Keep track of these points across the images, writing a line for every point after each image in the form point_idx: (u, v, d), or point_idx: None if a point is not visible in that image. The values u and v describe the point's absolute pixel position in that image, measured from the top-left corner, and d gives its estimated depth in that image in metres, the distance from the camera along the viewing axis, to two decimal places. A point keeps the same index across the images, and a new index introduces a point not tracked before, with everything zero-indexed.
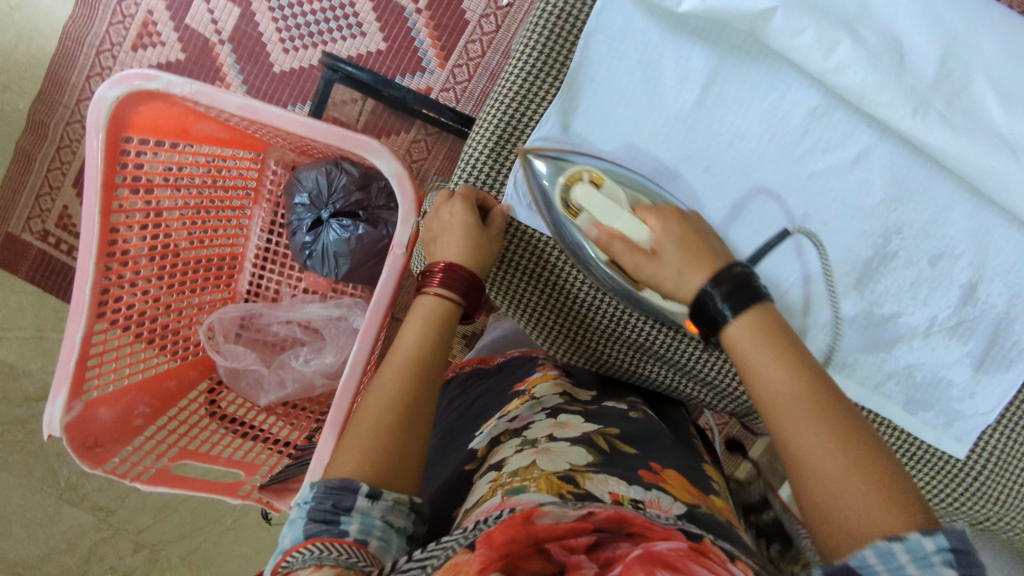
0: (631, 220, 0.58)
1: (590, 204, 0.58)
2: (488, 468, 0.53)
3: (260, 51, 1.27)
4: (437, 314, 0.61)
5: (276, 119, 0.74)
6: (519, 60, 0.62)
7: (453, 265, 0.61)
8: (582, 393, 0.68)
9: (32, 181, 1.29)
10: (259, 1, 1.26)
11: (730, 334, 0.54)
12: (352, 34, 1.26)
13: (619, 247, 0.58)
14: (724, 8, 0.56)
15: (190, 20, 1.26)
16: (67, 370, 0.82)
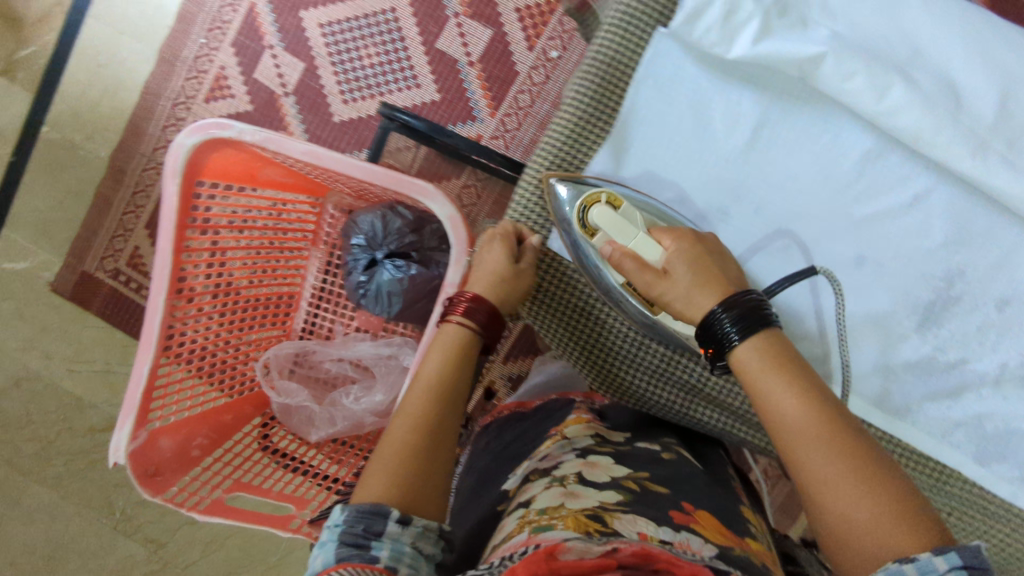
0: (645, 239, 0.61)
1: (608, 220, 0.61)
2: (519, 506, 0.54)
3: (321, 102, 1.35)
4: (457, 341, 0.64)
5: (339, 164, 0.78)
6: (570, 107, 0.64)
7: (478, 296, 0.65)
8: (615, 433, 0.68)
9: (109, 224, 1.38)
10: (321, 57, 1.34)
11: (737, 355, 0.55)
12: (408, 86, 1.33)
13: (632, 264, 0.60)
14: (775, 54, 0.57)
15: (259, 74, 1.35)
16: (133, 401, 0.86)
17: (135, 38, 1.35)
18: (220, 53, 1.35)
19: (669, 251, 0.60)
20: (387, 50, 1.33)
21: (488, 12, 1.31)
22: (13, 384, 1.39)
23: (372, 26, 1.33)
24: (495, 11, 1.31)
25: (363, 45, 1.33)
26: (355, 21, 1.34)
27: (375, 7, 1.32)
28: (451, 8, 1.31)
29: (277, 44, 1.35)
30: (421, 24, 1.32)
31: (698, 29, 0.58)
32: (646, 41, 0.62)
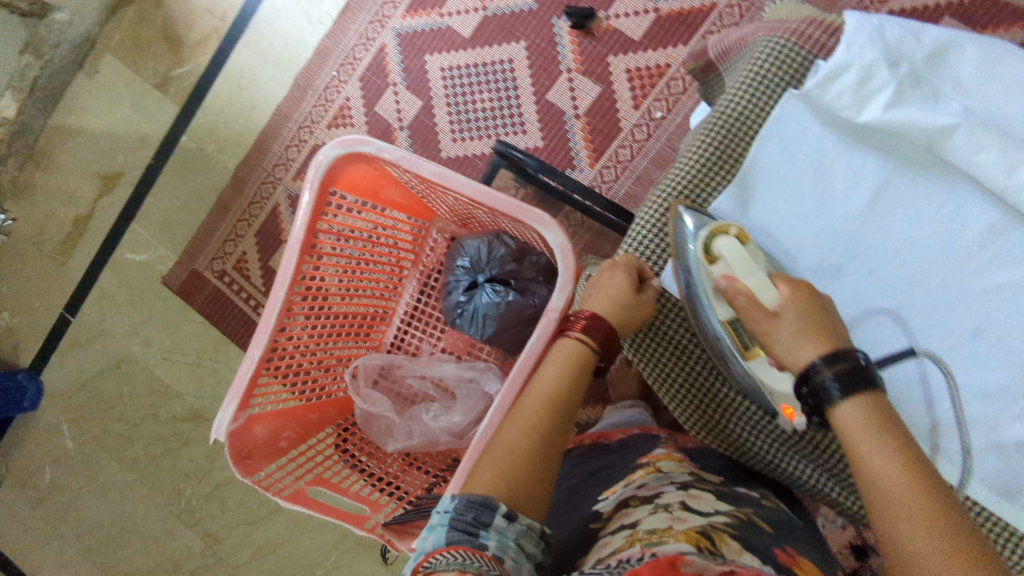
0: (765, 280, 0.62)
1: (732, 253, 0.63)
2: (623, 526, 0.57)
3: (432, 138, 1.45)
4: (577, 356, 0.68)
5: (463, 187, 0.83)
6: (692, 155, 0.68)
7: (596, 314, 0.68)
8: (710, 475, 0.68)
9: (224, 228, 1.50)
10: (438, 97, 1.45)
11: (838, 412, 0.55)
12: (515, 131, 1.41)
13: (744, 302, 0.61)
14: (906, 123, 0.60)
15: (379, 108, 1.47)
16: (240, 387, 0.92)
17: (275, 65, 1.49)
18: (348, 86, 1.48)
19: (784, 295, 0.61)
20: (499, 97, 1.42)
21: (599, 71, 1.38)
22: (113, 365, 1.50)
23: (489, 74, 1.42)
24: (605, 70, 1.38)
25: (478, 90, 1.43)
26: (474, 68, 1.44)
27: (494, 57, 1.42)
28: (565, 64, 1.39)
29: (400, 82, 1.46)
30: (535, 75, 1.40)
31: (830, 92, 0.62)
32: (776, 100, 0.65)
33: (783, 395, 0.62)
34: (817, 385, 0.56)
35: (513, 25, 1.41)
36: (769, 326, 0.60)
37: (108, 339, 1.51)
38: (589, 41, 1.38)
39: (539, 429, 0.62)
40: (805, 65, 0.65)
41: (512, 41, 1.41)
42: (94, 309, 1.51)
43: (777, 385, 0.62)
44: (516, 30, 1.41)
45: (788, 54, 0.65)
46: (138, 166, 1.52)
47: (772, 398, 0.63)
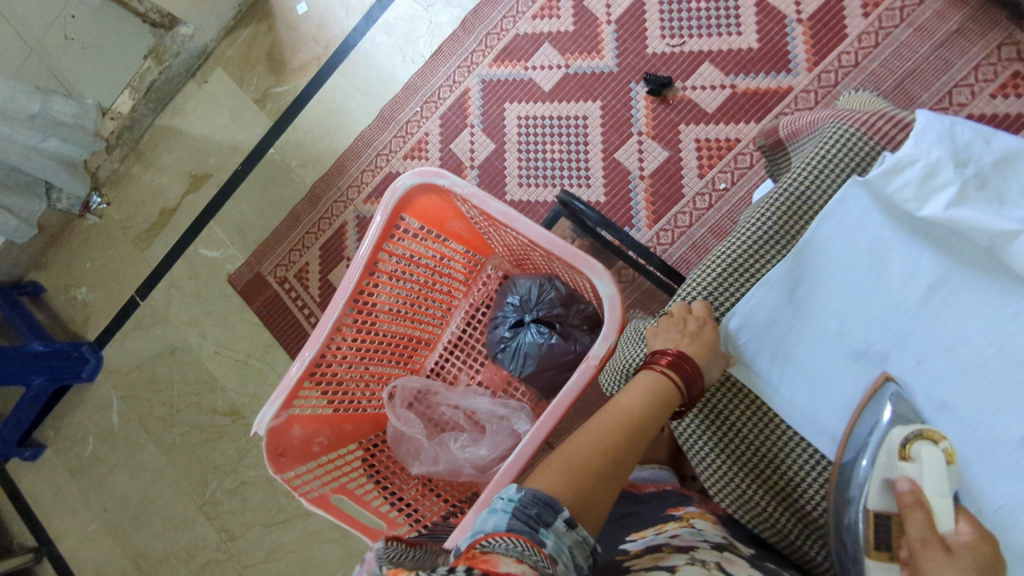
0: (952, 511, 0.50)
1: (931, 464, 0.52)
2: (657, 567, 0.55)
3: (500, 180, 1.51)
4: (661, 392, 0.61)
5: (525, 229, 0.87)
6: (754, 225, 0.69)
7: (683, 354, 0.60)
8: (744, 546, 0.66)
9: (293, 237, 1.58)
10: (511, 143, 1.51)
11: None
12: (579, 184, 1.46)
13: (914, 513, 0.51)
14: (964, 221, 0.61)
15: (454, 146, 1.55)
16: (287, 387, 0.97)
17: (366, 96, 1.60)
18: (428, 122, 1.56)
19: (961, 537, 0.49)
20: (569, 150, 1.47)
21: (670, 137, 1.42)
22: (169, 351, 1.59)
23: (563, 127, 1.48)
24: (675, 137, 1.41)
25: (550, 141, 1.49)
26: (549, 119, 1.50)
27: (570, 112, 1.48)
28: (637, 126, 1.43)
29: (477, 124, 1.54)
30: (606, 134, 1.45)
31: (895, 181, 0.63)
32: (840, 184, 0.67)
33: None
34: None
35: (593, 84, 1.47)
36: (935, 551, 0.48)
37: (168, 326, 1.60)
38: (664, 108, 1.42)
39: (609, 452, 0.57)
40: (871, 154, 0.67)
41: (589, 100, 1.47)
42: (162, 296, 1.61)
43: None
44: (595, 89, 1.47)
45: (857, 142, 0.67)
46: (225, 171, 1.63)
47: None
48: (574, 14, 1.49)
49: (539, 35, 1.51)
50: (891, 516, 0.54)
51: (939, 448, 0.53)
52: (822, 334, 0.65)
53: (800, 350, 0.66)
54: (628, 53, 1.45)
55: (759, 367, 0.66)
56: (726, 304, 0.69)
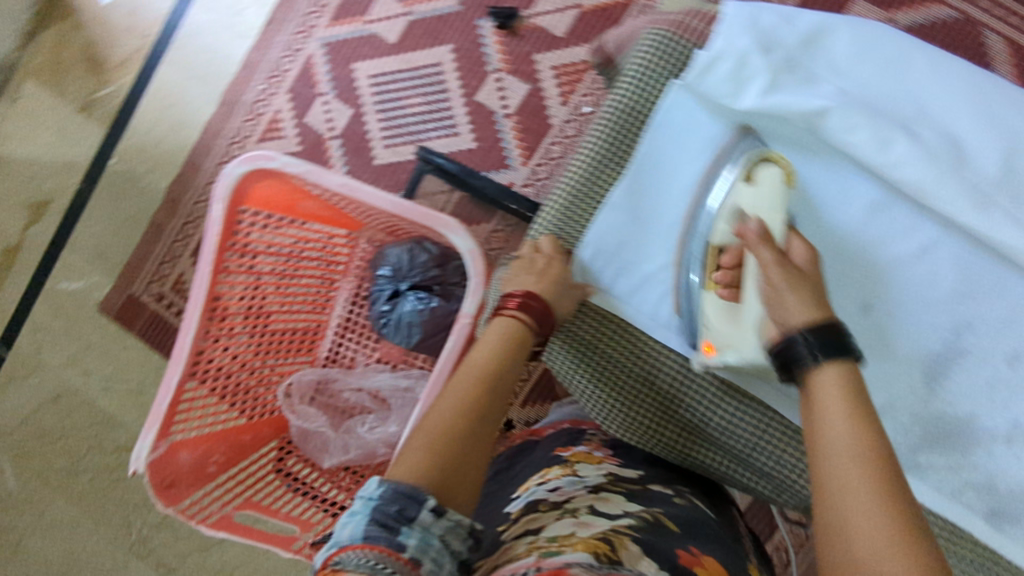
0: (782, 225, 0.57)
1: (768, 184, 0.59)
2: (525, 531, 0.57)
3: (365, 146, 1.40)
4: (514, 338, 0.58)
5: (373, 199, 0.82)
6: (585, 151, 0.67)
7: (530, 292, 0.59)
8: (628, 471, 0.69)
9: (159, 249, 1.39)
10: (368, 105, 1.41)
11: (815, 371, 0.48)
12: (446, 134, 1.38)
13: (752, 238, 0.56)
14: (785, 107, 0.59)
15: (309, 119, 1.42)
16: (158, 414, 0.89)
17: (204, 83, 1.44)
18: (276, 99, 1.42)
19: (793, 248, 0.56)
20: (429, 101, 1.39)
21: (526, 69, 1.37)
22: (53, 398, 1.37)
23: (418, 78, 1.40)
24: (532, 68, 1.37)
25: (408, 94, 1.40)
26: (402, 73, 1.41)
27: (422, 60, 1.41)
28: (492, 64, 1.38)
29: (329, 92, 1.42)
30: (463, 77, 1.39)
31: (709, 81, 0.61)
32: (661, 91, 0.66)
33: (717, 332, 0.59)
34: (788, 332, 0.50)
35: (439, 29, 1.41)
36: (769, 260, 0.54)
37: (46, 371, 1.39)
38: (515, 41, 1.38)
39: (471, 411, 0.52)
40: (686, 53, 0.66)
41: (439, 45, 1.40)
42: (28, 343, 1.39)
43: (718, 325, 0.59)
44: (443, 34, 1.40)
45: (670, 47, 0.66)
46: (67, 193, 1.43)
47: (705, 327, 0.61)
48: None
49: None
50: (731, 245, 0.59)
51: (777, 167, 0.60)
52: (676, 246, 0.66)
53: (653, 265, 0.66)
54: None
55: (620, 290, 0.66)
56: (577, 234, 0.66)
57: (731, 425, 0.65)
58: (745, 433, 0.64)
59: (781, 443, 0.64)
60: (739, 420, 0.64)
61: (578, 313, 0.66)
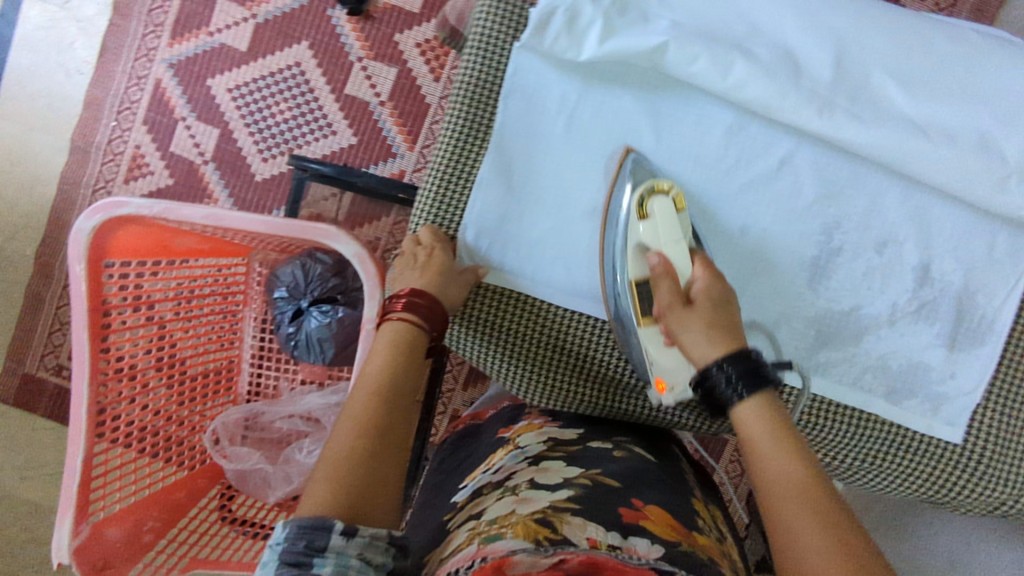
0: (686, 256, 0.59)
1: (663, 217, 0.59)
2: (468, 518, 0.55)
3: (242, 164, 1.25)
4: (407, 340, 0.57)
5: (237, 222, 0.77)
6: (448, 129, 0.65)
7: (417, 291, 0.58)
8: (568, 433, 0.67)
9: (43, 324, 1.22)
10: (235, 119, 1.25)
11: (739, 405, 0.52)
12: (324, 134, 1.25)
13: (663, 280, 0.58)
14: (623, 51, 0.59)
15: (174, 147, 1.25)
16: (70, 496, 0.80)
17: (44, 131, 1.24)
18: (133, 131, 1.25)
19: (699, 279, 0.58)
20: (297, 101, 1.25)
21: (390, 51, 1.26)
22: None
23: (281, 84, 1.25)
24: (395, 49, 1.25)
25: (276, 102, 1.25)
26: (263, 80, 1.26)
27: (281, 63, 1.25)
28: (353, 53, 1.25)
29: (188, 113, 1.25)
30: (326, 73, 1.25)
31: (547, 39, 0.60)
32: (506, 57, 0.63)
33: (663, 367, 0.59)
34: (706, 368, 0.54)
35: (288, 25, 1.25)
36: (681, 309, 0.56)
37: None
38: (369, 24, 1.25)
39: (373, 426, 0.51)
40: (523, 14, 0.63)
41: (298, 42, 1.25)
42: None
43: (660, 359, 0.59)
44: (294, 30, 1.25)
45: (504, 11, 0.63)
46: None
47: (651, 366, 0.60)
48: None
49: None
50: (648, 281, 0.59)
51: (668, 195, 0.60)
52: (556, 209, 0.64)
53: (540, 232, 0.65)
54: None
55: (509, 264, 0.65)
56: (456, 217, 0.65)
57: (642, 366, 0.67)
58: None
59: None
60: None
61: (474, 295, 0.65)
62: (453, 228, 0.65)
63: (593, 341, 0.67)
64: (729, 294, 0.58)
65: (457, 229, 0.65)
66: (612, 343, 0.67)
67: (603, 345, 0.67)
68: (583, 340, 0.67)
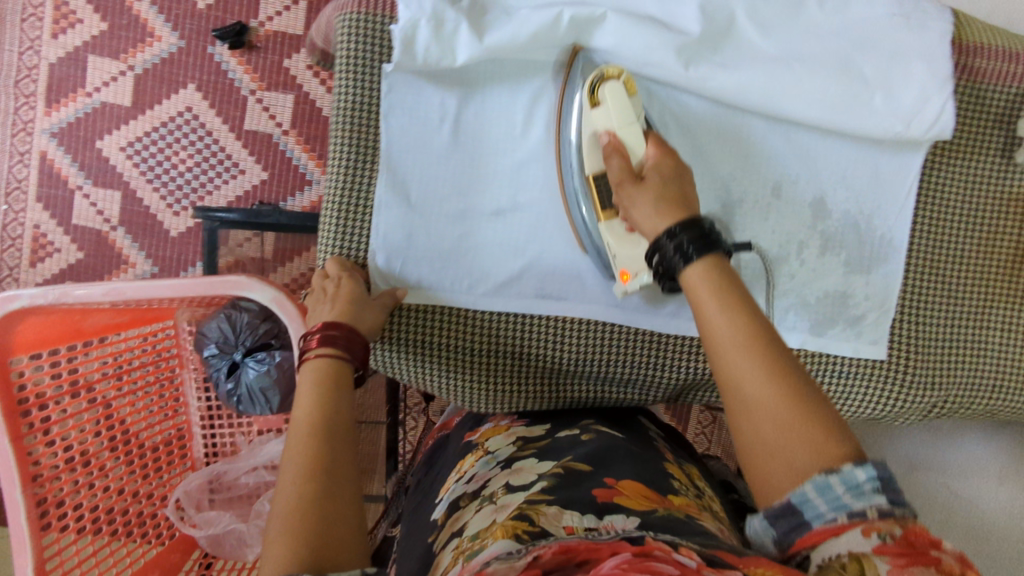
0: (639, 134, 0.55)
1: (613, 98, 0.56)
2: (450, 537, 0.52)
3: (153, 222, 1.17)
4: (328, 377, 0.53)
5: (141, 292, 0.75)
6: (337, 157, 0.63)
7: (332, 321, 0.56)
8: (536, 429, 0.66)
9: None
10: (135, 177, 1.16)
11: (687, 270, 0.50)
12: (232, 175, 1.17)
13: (613, 161, 0.55)
14: (493, 48, 0.58)
15: (77, 219, 1.17)
16: None
17: None
18: (28, 211, 1.16)
19: (651, 157, 0.55)
20: (196, 146, 1.16)
21: (283, 79, 1.17)
22: None
23: (175, 135, 1.16)
24: (289, 76, 1.17)
25: (176, 153, 1.16)
26: (155, 133, 1.16)
27: (171, 111, 1.15)
28: (244, 88, 1.16)
29: (84, 180, 1.16)
30: (221, 112, 1.16)
31: (418, 52, 0.58)
32: (376, 76, 0.62)
33: (626, 258, 0.58)
34: (656, 241, 0.51)
35: (171, 71, 1.15)
36: (629, 187, 0.54)
37: None
38: (255, 55, 1.15)
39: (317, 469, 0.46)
40: (384, 30, 0.61)
41: (184, 87, 1.15)
42: None
43: (622, 251, 0.58)
44: (177, 75, 1.15)
45: (365, 30, 0.61)
46: None
47: (615, 259, 0.59)
48: (94, 4, 1.13)
49: (76, 51, 1.13)
50: (603, 171, 0.58)
51: (619, 80, 0.57)
52: (458, 215, 0.64)
53: (450, 240, 0.64)
54: (183, 20, 1.14)
55: (428, 280, 0.64)
56: (363, 244, 0.63)
57: (580, 352, 0.67)
58: (595, 352, 0.67)
59: (627, 346, 0.67)
60: (583, 344, 0.67)
61: (397, 317, 0.64)
62: (362, 254, 0.64)
63: (526, 336, 0.66)
64: (684, 166, 0.55)
65: (366, 253, 0.63)
66: (545, 336, 0.66)
67: (537, 339, 0.66)
68: (516, 337, 0.66)
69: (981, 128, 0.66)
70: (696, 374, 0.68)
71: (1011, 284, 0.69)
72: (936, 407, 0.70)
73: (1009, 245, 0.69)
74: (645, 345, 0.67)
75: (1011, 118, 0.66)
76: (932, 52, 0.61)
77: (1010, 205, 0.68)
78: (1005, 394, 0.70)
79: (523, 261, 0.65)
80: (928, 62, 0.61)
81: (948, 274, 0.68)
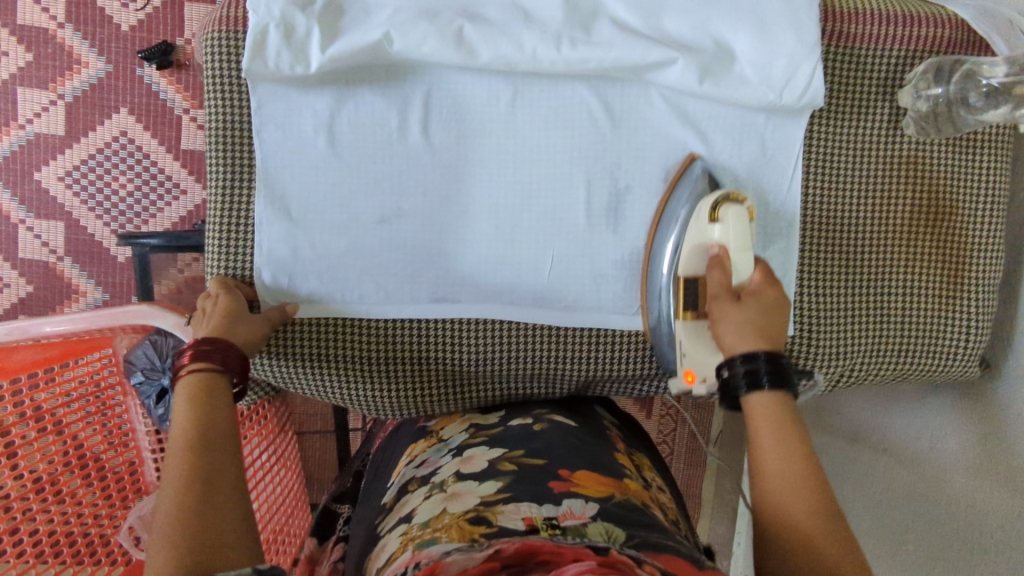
0: (750, 260, 0.57)
1: (735, 220, 0.58)
2: (398, 522, 0.51)
3: (99, 249, 1.16)
4: (201, 388, 0.52)
5: (42, 326, 0.75)
6: (214, 177, 0.62)
7: (211, 338, 0.55)
8: (489, 417, 0.67)
9: None
10: (77, 207, 1.14)
11: (754, 394, 0.49)
12: (174, 197, 1.14)
13: (717, 272, 0.57)
14: (349, 48, 0.58)
15: (24, 253, 1.15)
16: None
17: None
18: None
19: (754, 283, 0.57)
20: (135, 170, 1.13)
21: None
22: None
23: (113, 161, 1.13)
24: None
25: (115, 179, 1.13)
26: (92, 160, 1.13)
27: (105, 137, 1.12)
28: (177, 107, 1.12)
29: (26, 214, 1.13)
30: (156, 134, 1.13)
31: (268, 57, 0.58)
32: (245, 93, 0.61)
33: (695, 359, 0.58)
34: (744, 352, 0.51)
35: (101, 96, 1.11)
36: (726, 302, 0.55)
37: None
38: (183, 73, 1.12)
39: (196, 472, 0.46)
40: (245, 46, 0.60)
41: (116, 111, 1.11)
42: None
43: (695, 351, 0.58)
44: (108, 100, 1.11)
45: (228, 49, 0.60)
46: None
47: (681, 357, 0.59)
48: (12, 34, 1.08)
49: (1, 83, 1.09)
50: (697, 280, 0.60)
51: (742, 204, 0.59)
52: (344, 225, 0.63)
53: (330, 250, 0.64)
54: (107, 43, 1.10)
55: (319, 292, 0.64)
56: (248, 261, 0.63)
57: (479, 351, 0.67)
58: (494, 350, 0.67)
59: (523, 342, 0.67)
60: (482, 345, 0.67)
61: (287, 332, 0.64)
62: (247, 270, 0.64)
63: (422, 342, 0.66)
64: (784, 303, 0.56)
65: (252, 269, 0.63)
66: (439, 340, 0.66)
67: (433, 345, 0.66)
68: (411, 345, 0.66)
69: (863, 98, 0.66)
70: (597, 366, 0.68)
71: (908, 250, 0.69)
72: (843, 379, 0.70)
73: (904, 210, 0.68)
74: (540, 340, 0.67)
75: (892, 85, 0.66)
76: (796, 18, 0.61)
77: (904, 172, 0.68)
78: (909, 358, 0.70)
79: (414, 264, 0.64)
80: (795, 28, 0.61)
81: (843, 244, 0.68)
